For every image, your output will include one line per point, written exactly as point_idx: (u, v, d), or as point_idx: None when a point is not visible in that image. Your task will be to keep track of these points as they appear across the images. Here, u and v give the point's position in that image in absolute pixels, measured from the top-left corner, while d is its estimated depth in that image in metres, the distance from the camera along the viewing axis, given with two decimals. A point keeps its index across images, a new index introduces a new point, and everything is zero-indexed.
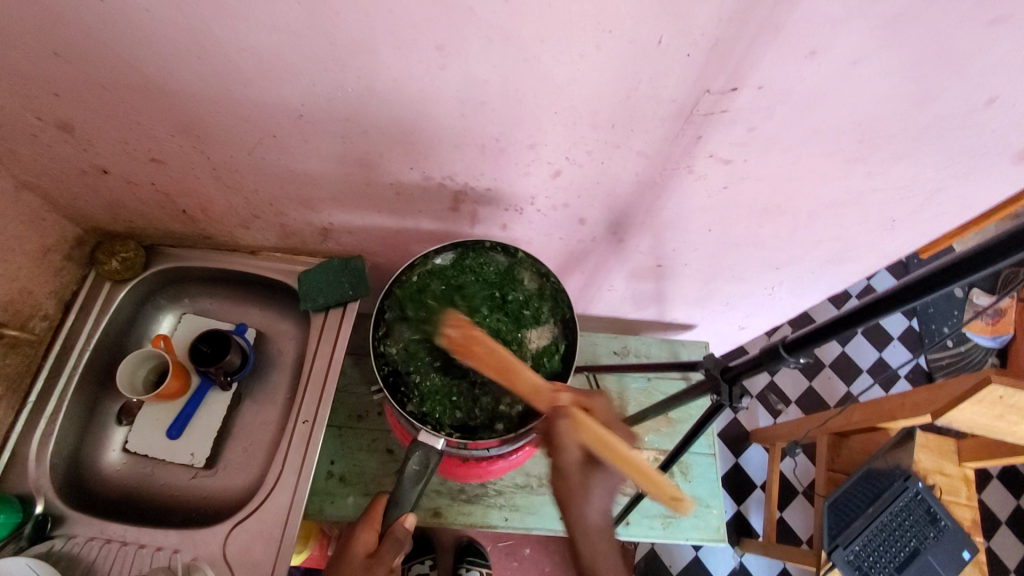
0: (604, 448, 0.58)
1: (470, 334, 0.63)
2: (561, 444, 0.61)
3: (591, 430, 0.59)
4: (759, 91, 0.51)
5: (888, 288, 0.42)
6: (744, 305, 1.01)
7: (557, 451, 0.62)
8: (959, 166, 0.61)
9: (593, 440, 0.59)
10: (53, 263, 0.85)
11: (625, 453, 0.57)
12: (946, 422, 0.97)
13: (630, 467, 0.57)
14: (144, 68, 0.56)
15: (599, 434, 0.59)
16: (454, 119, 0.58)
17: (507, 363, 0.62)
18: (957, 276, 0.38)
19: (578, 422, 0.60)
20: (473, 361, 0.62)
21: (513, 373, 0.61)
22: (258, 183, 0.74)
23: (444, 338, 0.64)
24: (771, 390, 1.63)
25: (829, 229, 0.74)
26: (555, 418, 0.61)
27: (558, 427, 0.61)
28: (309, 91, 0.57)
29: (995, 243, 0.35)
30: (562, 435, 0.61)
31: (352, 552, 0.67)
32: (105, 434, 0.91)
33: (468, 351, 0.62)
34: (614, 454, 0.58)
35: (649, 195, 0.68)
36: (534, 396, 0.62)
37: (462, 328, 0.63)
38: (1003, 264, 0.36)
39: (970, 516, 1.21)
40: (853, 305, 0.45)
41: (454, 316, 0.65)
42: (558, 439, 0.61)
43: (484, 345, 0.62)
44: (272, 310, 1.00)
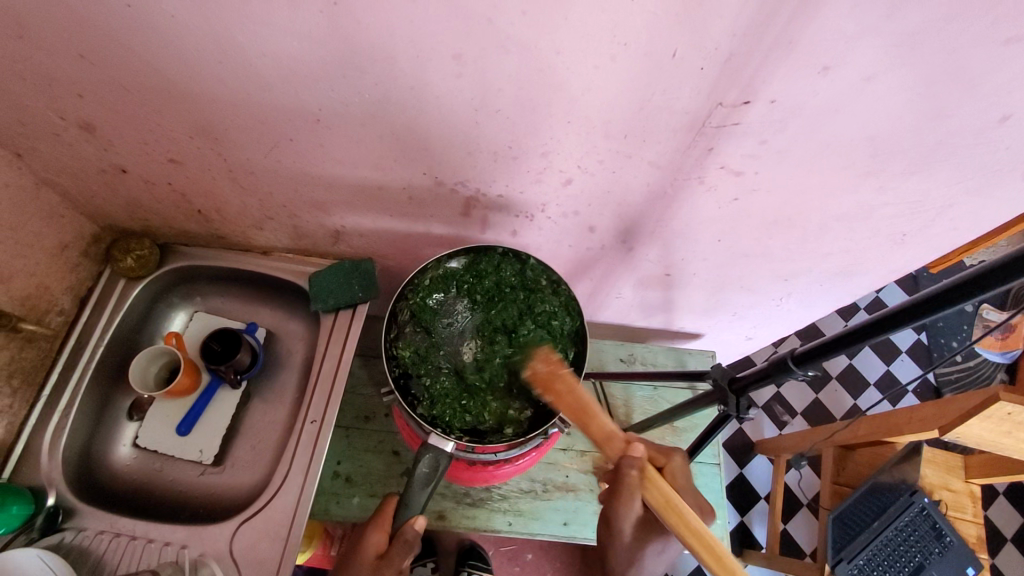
0: (669, 510, 0.58)
1: (557, 373, 0.64)
2: (622, 496, 0.61)
3: (660, 489, 0.59)
4: (771, 105, 0.51)
5: (903, 300, 0.42)
6: (752, 315, 1.01)
7: (617, 501, 0.62)
8: (971, 182, 0.61)
9: (661, 505, 0.58)
10: (70, 260, 0.87)
11: (688, 516, 0.57)
12: (953, 438, 0.96)
13: (695, 539, 0.55)
14: (166, 71, 0.57)
15: (667, 496, 0.58)
16: (468, 126, 0.59)
17: (584, 406, 0.62)
18: (964, 296, 0.38)
19: (648, 480, 0.60)
20: (552, 399, 0.63)
21: (590, 417, 0.61)
22: (273, 185, 0.75)
23: (528, 369, 0.66)
24: (777, 400, 1.63)
25: (839, 242, 0.75)
26: (624, 469, 0.60)
27: (625, 479, 0.60)
28: (326, 96, 0.57)
29: (1012, 258, 0.35)
30: (629, 488, 0.60)
31: (363, 553, 0.67)
32: (116, 429, 0.92)
33: (549, 387, 0.63)
34: (685, 524, 0.56)
35: (660, 205, 0.69)
36: (607, 444, 0.61)
37: (551, 364, 0.65)
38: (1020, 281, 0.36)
39: (976, 532, 1.19)
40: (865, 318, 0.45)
41: (544, 350, 0.66)
42: (622, 490, 0.61)
43: (568, 385, 0.63)
44: (283, 309, 1.01)
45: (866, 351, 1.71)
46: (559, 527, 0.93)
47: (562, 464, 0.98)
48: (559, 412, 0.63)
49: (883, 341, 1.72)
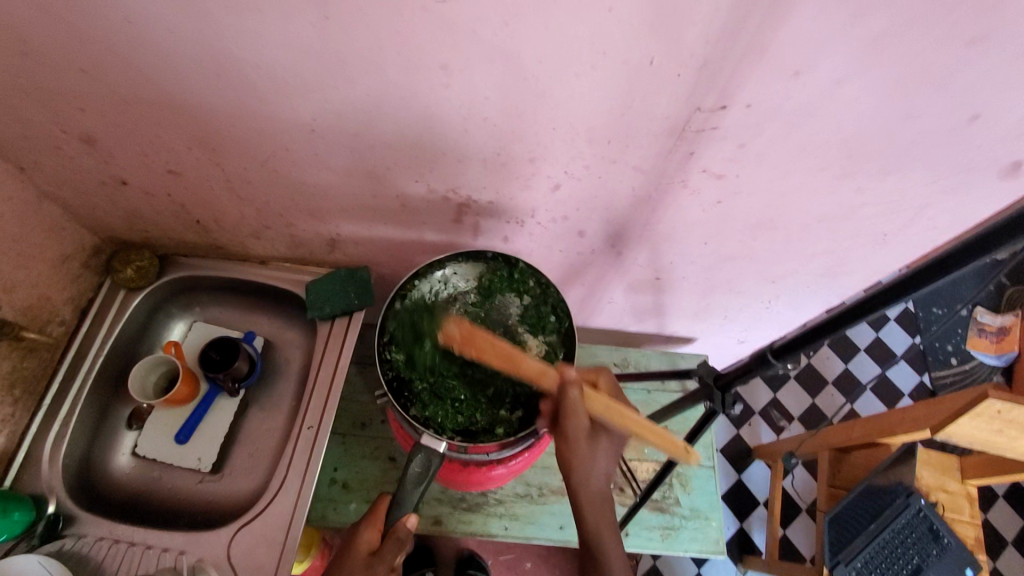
0: (614, 413, 0.63)
1: (473, 330, 0.60)
2: (570, 418, 0.62)
3: (601, 400, 0.63)
4: (747, 109, 0.53)
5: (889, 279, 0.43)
6: (743, 318, 1.03)
7: (565, 422, 0.63)
8: (946, 182, 0.63)
9: (604, 408, 0.63)
10: (71, 271, 0.89)
11: (628, 411, 0.63)
12: (944, 438, 0.97)
13: (636, 426, 0.62)
14: (166, 84, 0.60)
15: (609, 404, 0.63)
16: (457, 134, 0.61)
17: (511, 353, 0.60)
18: (946, 270, 0.39)
19: (586, 396, 0.62)
20: (475, 353, 0.60)
21: (518, 361, 0.60)
22: (269, 195, 0.77)
23: (443, 335, 0.61)
24: (774, 405, 1.64)
25: (822, 243, 0.76)
26: (566, 393, 0.61)
27: (569, 401, 0.61)
28: (320, 107, 0.60)
29: (987, 234, 0.36)
30: (571, 409, 0.62)
31: (355, 552, 0.68)
32: (115, 437, 0.93)
33: (470, 339, 0.59)
34: (628, 419, 0.62)
35: (646, 209, 0.71)
36: (542, 378, 0.61)
37: (464, 324, 0.60)
38: (996, 256, 0.37)
39: (974, 533, 1.19)
40: (842, 306, 0.47)
41: (451, 315, 0.61)
42: (566, 411, 0.62)
43: (486, 338, 0.59)
44: (280, 318, 1.02)
45: (861, 355, 1.72)
46: (555, 531, 0.94)
47: (558, 469, 0.98)
48: (487, 364, 0.60)
49: (877, 344, 1.73)
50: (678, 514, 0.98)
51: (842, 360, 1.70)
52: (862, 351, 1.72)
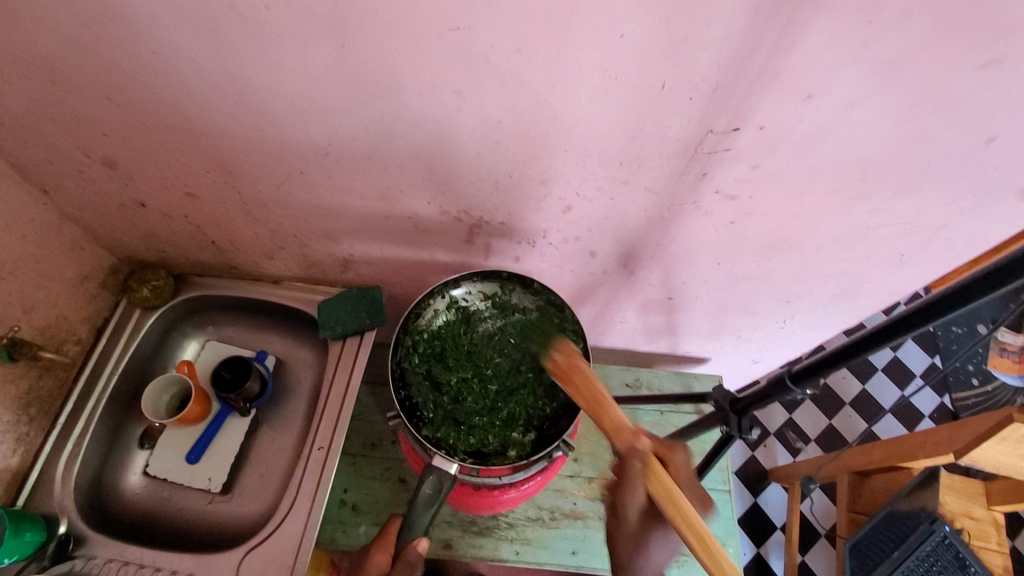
0: (672, 505, 0.57)
1: (574, 364, 0.65)
2: (627, 488, 0.60)
3: (664, 485, 0.57)
4: (760, 131, 0.53)
5: (904, 308, 0.43)
6: (757, 339, 1.01)
7: (620, 492, 0.61)
8: (965, 202, 0.62)
9: (663, 496, 0.57)
10: (89, 291, 0.90)
11: (690, 513, 0.56)
12: (970, 463, 0.94)
13: (693, 531, 0.55)
14: (185, 109, 0.61)
15: (669, 489, 0.57)
16: (470, 157, 0.61)
17: (598, 397, 0.62)
18: (965, 300, 0.39)
19: (650, 474, 0.58)
20: (573, 388, 0.63)
21: (602, 408, 0.61)
22: (284, 216, 0.78)
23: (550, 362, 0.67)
24: (789, 426, 1.61)
25: (838, 264, 0.75)
26: (630, 461, 0.58)
27: (631, 471, 0.59)
28: (334, 132, 0.61)
29: (1004, 264, 0.36)
30: (631, 480, 0.59)
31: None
32: (127, 456, 0.94)
33: (570, 375, 0.64)
34: (682, 517, 0.56)
35: (658, 230, 0.70)
36: (614, 433, 0.60)
37: (570, 358, 0.66)
38: (1010, 287, 0.37)
39: (1002, 562, 1.15)
40: (864, 331, 0.46)
41: (563, 343, 0.68)
42: (627, 480, 0.59)
43: (583, 375, 0.64)
44: (292, 337, 1.03)
45: (879, 375, 1.69)
46: (567, 556, 0.92)
47: (570, 492, 0.97)
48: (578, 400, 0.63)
49: (896, 364, 1.70)
50: None
51: (859, 380, 1.66)
52: (879, 371, 1.69)
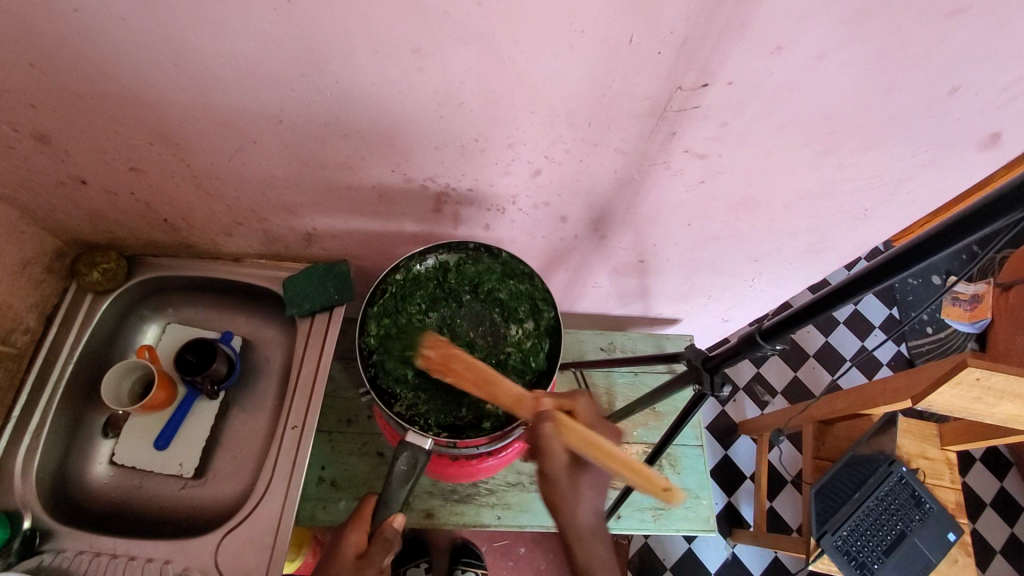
0: (591, 447, 0.60)
1: (448, 354, 0.64)
2: (546, 450, 0.61)
3: (576, 432, 0.60)
4: (729, 86, 0.52)
5: (857, 271, 0.44)
6: (726, 298, 1.03)
7: (541, 458, 0.62)
8: (927, 154, 0.63)
9: (581, 442, 0.60)
10: (34, 276, 0.84)
11: (607, 446, 0.60)
12: (925, 407, 0.99)
13: (618, 461, 0.59)
14: (120, 76, 0.56)
15: (584, 436, 0.60)
16: (432, 120, 0.59)
17: (485, 376, 0.63)
18: (922, 256, 0.39)
19: (561, 428, 0.61)
20: (454, 379, 0.63)
21: (495, 385, 0.62)
22: (239, 189, 0.74)
23: (422, 358, 0.65)
24: (757, 381, 1.66)
25: (804, 221, 0.76)
26: (540, 425, 0.61)
27: (542, 433, 0.61)
28: (286, 96, 0.57)
29: (955, 223, 0.37)
30: (546, 440, 0.61)
31: (341, 555, 0.67)
32: (91, 447, 0.90)
33: (448, 368, 0.63)
34: (604, 453, 0.60)
35: (628, 192, 0.69)
36: (518, 405, 0.62)
37: (440, 347, 0.64)
38: (965, 242, 0.37)
39: (956, 497, 1.23)
40: (830, 287, 0.47)
41: (430, 336, 0.66)
42: (543, 442, 0.61)
43: (463, 361, 0.63)
44: (259, 317, 1.00)
45: (841, 327, 1.75)
46: (547, 517, 0.93)
47: None
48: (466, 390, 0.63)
49: (857, 316, 1.76)
50: None
51: (822, 334, 1.73)
52: (841, 324, 1.75)
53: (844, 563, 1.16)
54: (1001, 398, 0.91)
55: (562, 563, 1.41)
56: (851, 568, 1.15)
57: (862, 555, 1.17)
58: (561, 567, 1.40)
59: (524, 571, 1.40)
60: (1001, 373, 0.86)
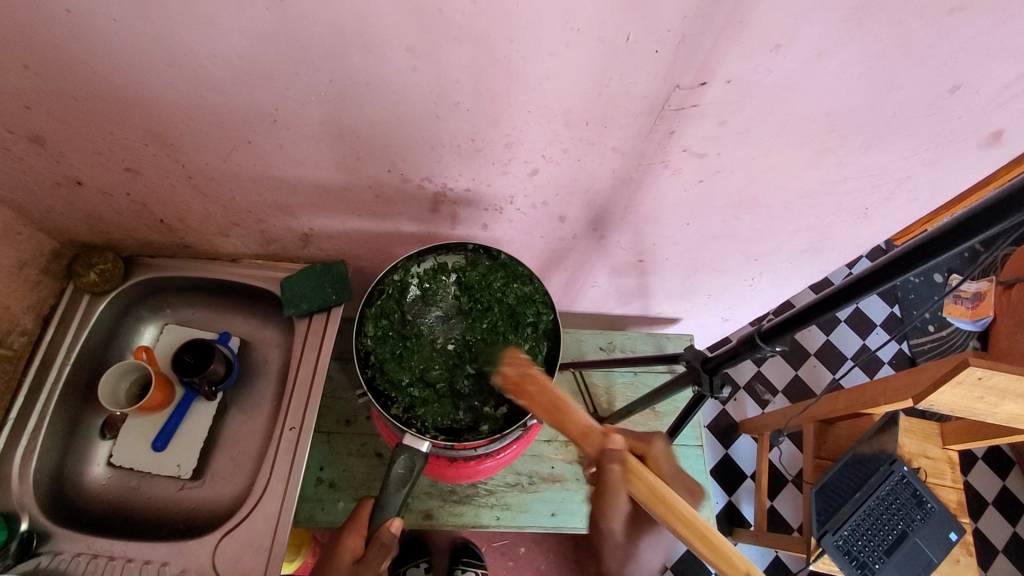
0: (657, 501, 0.57)
1: (528, 373, 0.63)
2: (611, 497, 0.59)
3: (646, 482, 0.58)
4: (727, 84, 0.52)
5: (859, 272, 0.43)
6: (726, 297, 1.02)
7: (603, 503, 0.60)
8: (927, 153, 0.62)
9: (648, 495, 0.58)
10: (31, 277, 0.84)
11: (681, 509, 0.57)
12: (927, 407, 0.98)
13: (693, 530, 0.56)
14: (113, 76, 0.55)
15: (654, 488, 0.58)
16: (429, 120, 0.58)
17: (557, 403, 0.61)
18: (924, 258, 0.39)
19: (629, 475, 0.59)
20: (525, 404, 0.63)
21: (565, 415, 0.61)
22: (236, 190, 0.74)
23: (498, 376, 0.64)
24: (758, 379, 1.66)
25: (805, 220, 0.76)
26: (606, 465, 0.59)
27: (608, 478, 0.59)
28: (281, 97, 0.56)
29: (958, 224, 0.36)
30: (613, 486, 0.59)
31: (338, 561, 0.67)
32: (89, 448, 0.90)
33: (521, 394, 0.62)
34: (672, 512, 0.57)
35: (626, 191, 0.69)
36: (585, 438, 0.60)
37: (519, 366, 0.64)
38: (967, 245, 0.37)
39: (957, 497, 1.23)
40: (831, 288, 0.46)
41: (511, 353, 0.66)
42: (608, 490, 0.59)
43: (538, 384, 0.62)
44: (257, 317, 0.99)
45: (842, 325, 1.74)
46: (546, 518, 0.93)
47: (547, 456, 0.98)
48: (534, 415, 0.62)
49: (858, 314, 1.75)
50: None
51: (823, 332, 1.72)
52: (842, 323, 1.74)
53: (846, 563, 1.15)
54: (1003, 397, 0.91)
55: (563, 563, 1.40)
56: (852, 569, 1.15)
57: (864, 555, 1.17)
58: (562, 566, 1.40)
59: (524, 570, 1.40)
60: (1003, 373, 0.86)
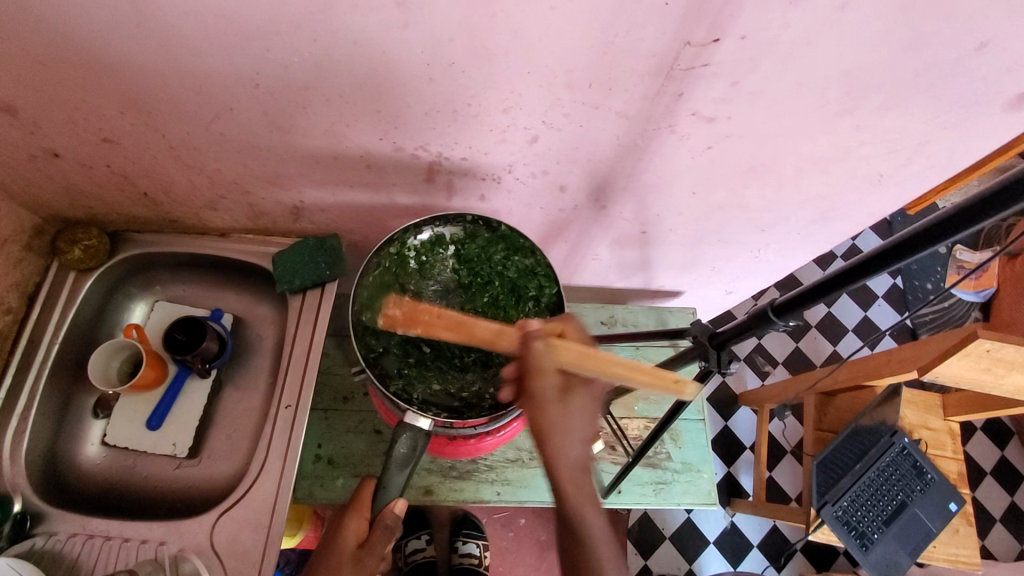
0: (591, 358, 0.52)
1: (417, 307, 0.56)
2: (535, 368, 0.54)
3: (571, 346, 0.53)
4: (741, 41, 0.48)
5: (868, 251, 0.41)
6: (730, 269, 1.00)
7: (529, 376, 0.54)
8: (949, 116, 0.59)
9: (578, 356, 0.52)
10: (13, 255, 0.81)
11: (608, 354, 0.51)
12: (932, 378, 0.97)
13: (626, 367, 0.51)
14: (80, 37, 0.51)
15: (582, 349, 0.52)
16: (421, 82, 0.55)
17: (459, 319, 0.54)
18: (940, 237, 0.37)
19: (555, 345, 0.53)
20: (423, 332, 0.55)
21: (472, 321, 0.54)
22: (220, 160, 0.70)
23: (383, 318, 0.57)
24: (759, 351, 1.65)
25: (815, 188, 0.73)
26: (529, 343, 0.53)
27: (532, 349, 0.53)
28: (262, 58, 0.52)
29: (978, 202, 0.34)
30: (538, 357, 0.53)
31: (343, 541, 0.67)
32: (82, 428, 0.89)
33: (416, 322, 0.55)
34: (608, 363, 0.51)
35: (630, 158, 0.66)
36: (499, 339, 0.54)
37: (404, 303, 0.56)
38: (986, 224, 0.35)
39: (957, 468, 1.24)
40: (837, 268, 0.44)
41: (392, 294, 0.57)
42: (534, 361, 0.53)
43: (428, 313, 0.55)
44: (249, 293, 0.97)
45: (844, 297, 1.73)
46: (547, 492, 0.93)
47: None
48: (439, 338, 0.55)
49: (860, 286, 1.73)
50: (669, 468, 0.97)
51: (825, 304, 1.70)
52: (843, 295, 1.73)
53: (844, 533, 1.16)
54: (1010, 368, 0.89)
55: None
56: (850, 538, 1.16)
57: (862, 525, 1.18)
58: (563, 536, 1.42)
59: (525, 541, 1.41)
60: (1012, 345, 0.84)
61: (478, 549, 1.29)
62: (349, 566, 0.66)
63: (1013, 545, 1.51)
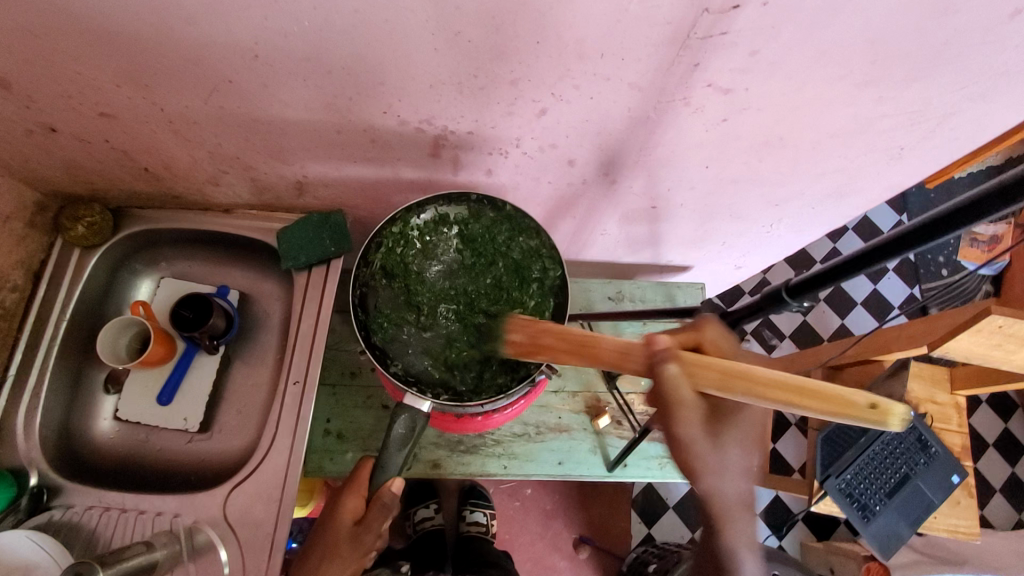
0: (737, 377, 0.48)
1: (536, 333, 0.57)
2: (672, 399, 0.49)
3: (712, 365, 0.48)
4: (763, 7, 0.45)
5: (888, 234, 0.43)
6: (742, 244, 0.98)
7: (671, 411, 0.50)
8: (977, 86, 0.57)
9: (732, 377, 0.48)
10: (16, 232, 0.80)
11: (750, 372, 0.48)
12: (940, 353, 0.96)
13: (795, 386, 0.47)
14: (71, 8, 0.49)
15: (727, 368, 0.48)
16: (426, 54, 0.52)
17: (580, 340, 0.55)
18: (955, 226, 0.39)
19: (690, 369, 0.49)
20: (549, 358, 0.57)
21: (591, 346, 0.54)
22: (222, 135, 0.69)
23: (508, 346, 0.58)
24: (766, 325, 1.64)
25: (833, 161, 0.71)
26: (662, 366, 0.49)
27: (665, 376, 0.49)
28: (260, 27, 0.50)
29: (991, 194, 0.37)
30: (676, 385, 0.49)
31: (339, 520, 0.69)
32: (94, 403, 0.90)
33: (539, 350, 0.57)
34: (761, 378, 0.48)
35: (643, 132, 0.64)
36: (625, 360, 0.53)
37: (527, 329, 0.58)
38: (997, 215, 0.37)
39: (961, 441, 1.24)
40: (857, 250, 0.46)
41: (513, 320, 0.60)
42: (669, 388, 0.49)
43: (553, 334, 0.56)
44: (255, 269, 0.96)
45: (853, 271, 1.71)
46: (553, 466, 0.94)
47: (555, 407, 0.97)
48: (564, 363, 0.56)
49: None
50: None
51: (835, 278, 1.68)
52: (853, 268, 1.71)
53: (845, 504, 1.18)
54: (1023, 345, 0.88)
55: (569, 502, 1.45)
56: (852, 509, 1.18)
57: (863, 497, 1.19)
58: (568, 505, 1.45)
59: (530, 509, 1.44)
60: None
61: (485, 517, 1.32)
62: (346, 542, 0.68)
63: (1013, 515, 1.53)
